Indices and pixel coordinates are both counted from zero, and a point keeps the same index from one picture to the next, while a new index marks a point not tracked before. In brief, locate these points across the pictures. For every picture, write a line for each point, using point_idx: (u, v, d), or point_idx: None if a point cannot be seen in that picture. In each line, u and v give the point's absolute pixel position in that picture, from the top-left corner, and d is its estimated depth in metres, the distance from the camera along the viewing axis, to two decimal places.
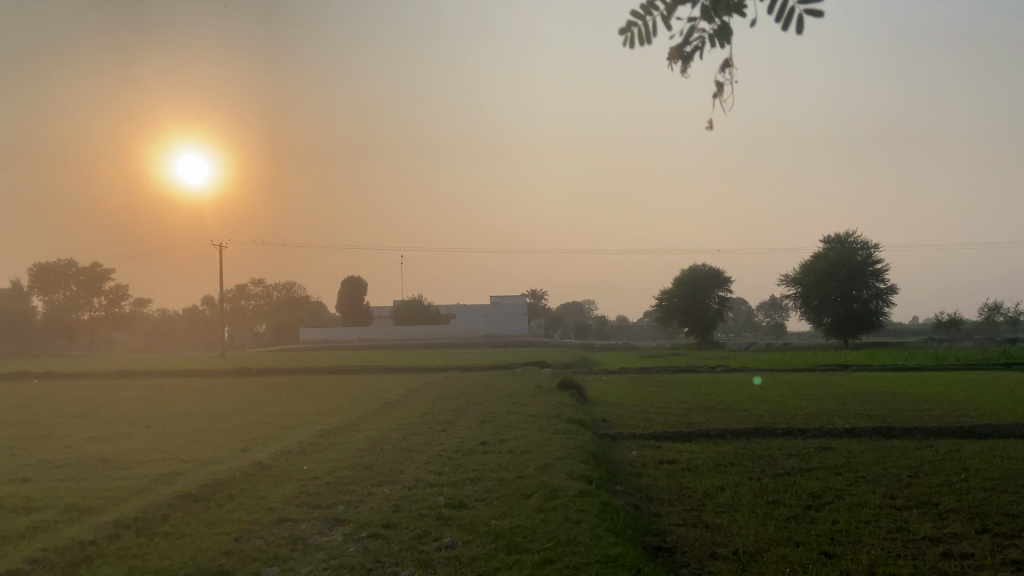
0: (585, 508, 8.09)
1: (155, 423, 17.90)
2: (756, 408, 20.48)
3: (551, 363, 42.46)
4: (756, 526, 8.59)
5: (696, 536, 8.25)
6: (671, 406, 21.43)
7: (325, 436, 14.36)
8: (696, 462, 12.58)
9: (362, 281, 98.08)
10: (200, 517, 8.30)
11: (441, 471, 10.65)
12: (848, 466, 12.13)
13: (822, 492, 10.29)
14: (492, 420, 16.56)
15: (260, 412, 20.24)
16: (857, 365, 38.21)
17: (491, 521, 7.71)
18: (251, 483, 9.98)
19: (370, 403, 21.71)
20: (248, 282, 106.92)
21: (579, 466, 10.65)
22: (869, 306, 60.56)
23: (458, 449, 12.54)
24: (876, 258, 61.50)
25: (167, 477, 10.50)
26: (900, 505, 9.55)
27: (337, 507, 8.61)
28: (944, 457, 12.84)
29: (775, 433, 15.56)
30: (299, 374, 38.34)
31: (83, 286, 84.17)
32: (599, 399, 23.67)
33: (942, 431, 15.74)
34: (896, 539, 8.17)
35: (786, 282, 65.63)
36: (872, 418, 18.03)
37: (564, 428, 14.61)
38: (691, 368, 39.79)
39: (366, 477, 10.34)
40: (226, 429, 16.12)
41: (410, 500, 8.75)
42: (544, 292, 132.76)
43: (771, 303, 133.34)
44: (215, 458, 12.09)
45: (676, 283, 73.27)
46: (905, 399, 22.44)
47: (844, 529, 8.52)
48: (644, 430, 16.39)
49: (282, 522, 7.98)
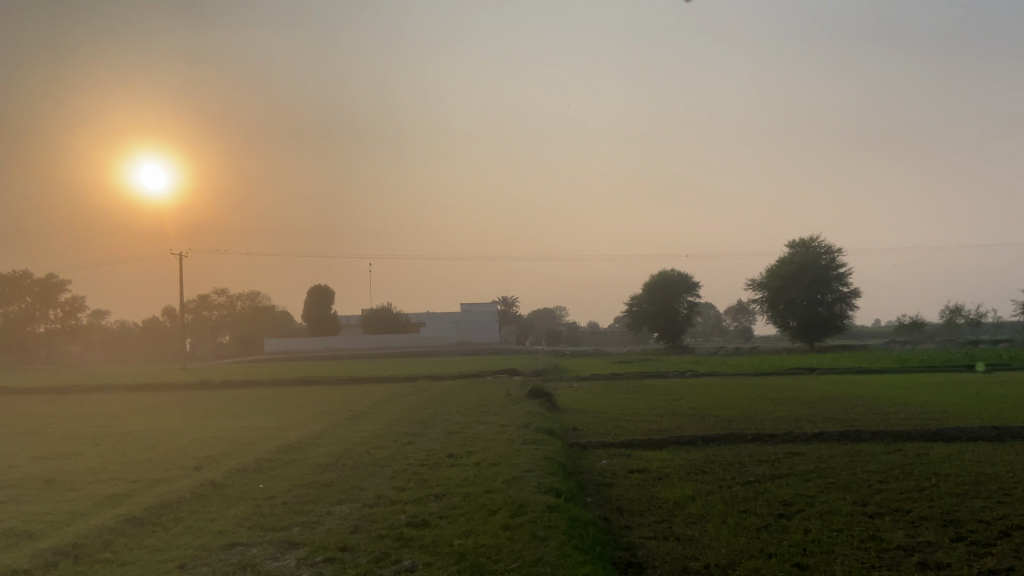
0: (552, 524, 7.78)
1: (106, 440, 17.25)
2: (726, 413, 20.39)
3: (521, 371, 42.13)
4: (727, 537, 8.35)
5: (667, 549, 7.99)
6: (641, 412, 21.22)
7: (284, 452, 13.91)
8: (667, 470, 12.34)
9: (329, 290, 97.10)
10: (144, 542, 7.84)
11: (404, 487, 10.29)
12: (818, 471, 11.99)
13: (794, 500, 10.10)
14: (459, 432, 16.19)
15: (219, 427, 19.65)
16: (825, 369, 38.49)
17: (454, 540, 7.36)
18: (202, 505, 9.53)
19: (335, 415, 21.26)
20: (211, 292, 105.40)
21: (548, 478, 10.36)
22: (834, 309, 61.28)
23: (423, 463, 12.18)
24: (839, 262, 62.31)
25: (113, 499, 10.00)
26: (873, 513, 9.39)
27: (292, 529, 8.21)
28: (914, 461, 12.77)
29: (745, 438, 15.43)
30: (264, 386, 37.61)
31: (38, 298, 82.22)
32: (569, 407, 23.39)
33: (911, 434, 15.72)
34: (870, 549, 7.99)
35: (753, 287, 66.13)
36: (842, 422, 17.96)
37: (532, 437, 14.31)
38: (661, 373, 39.80)
39: (325, 495, 9.95)
40: (181, 446, 15.56)
41: (369, 520, 8.37)
42: (515, 299, 132.45)
43: (739, 308, 134.39)
44: (167, 478, 11.58)
45: (645, 288, 73.41)
46: (873, 403, 22.53)
47: (816, 539, 8.32)
48: (613, 437, 16.19)
49: (232, 546, 7.58)
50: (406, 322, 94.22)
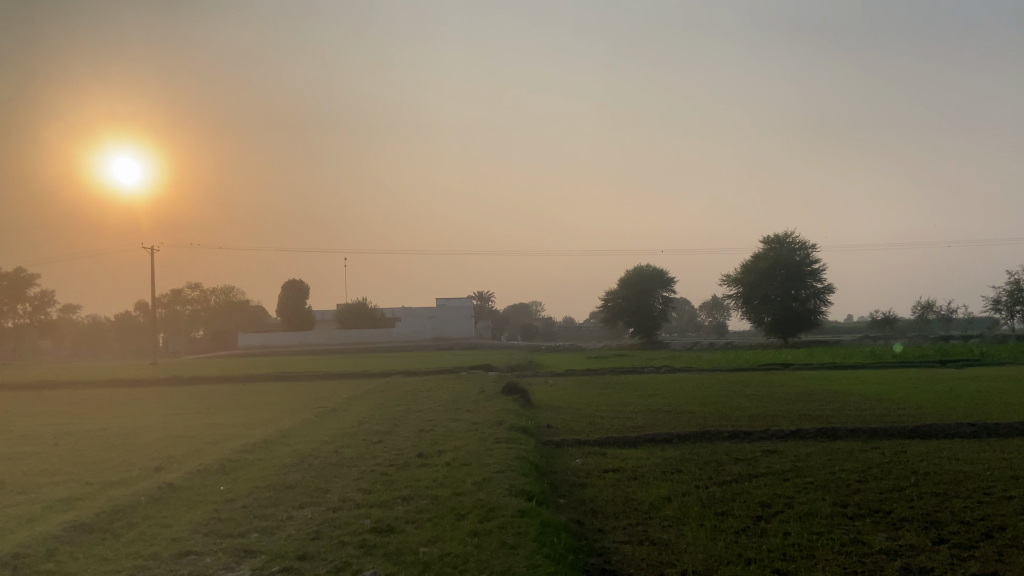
0: (523, 530, 7.42)
1: (66, 440, 16.67)
2: (702, 409, 20.26)
3: (496, 366, 41.84)
4: (704, 541, 8.08)
5: (643, 554, 7.70)
6: (616, 410, 21.00)
7: (249, 452, 13.42)
8: (642, 470, 12.06)
9: (304, 285, 96.12)
10: (91, 551, 7.36)
11: (371, 489, 9.88)
12: (795, 470, 11.79)
13: (771, 500, 9.87)
14: (431, 430, 15.81)
15: (185, 425, 19.08)
16: (800, 365, 38.67)
17: (420, 548, 7.00)
18: (156, 509, 9.03)
19: (306, 413, 20.81)
20: (184, 287, 103.97)
21: (520, 479, 10.02)
22: (807, 305, 61.75)
23: (392, 463, 11.78)
24: (813, 258, 62.67)
25: (64, 503, 9.48)
26: (852, 514, 9.19)
27: (249, 535, 7.78)
28: (892, 460, 12.62)
29: (721, 436, 15.20)
30: (235, 382, 36.89)
31: (6, 292, 80.39)
32: (544, 403, 23.09)
33: (887, 431, 15.63)
34: (851, 553, 7.78)
35: (728, 282, 66.44)
36: (818, 419, 17.85)
37: (506, 435, 13.96)
38: (636, 368, 39.80)
39: (287, 498, 9.52)
40: (143, 446, 15.01)
41: (332, 525, 7.98)
42: (491, 294, 131.85)
43: (714, 303, 135.06)
44: (123, 480, 11.07)
45: (620, 284, 73.45)
46: (847, 399, 22.54)
47: (796, 542, 8.08)
48: (588, 435, 15.95)
49: (184, 555, 7.14)
50: (381, 317, 93.54)
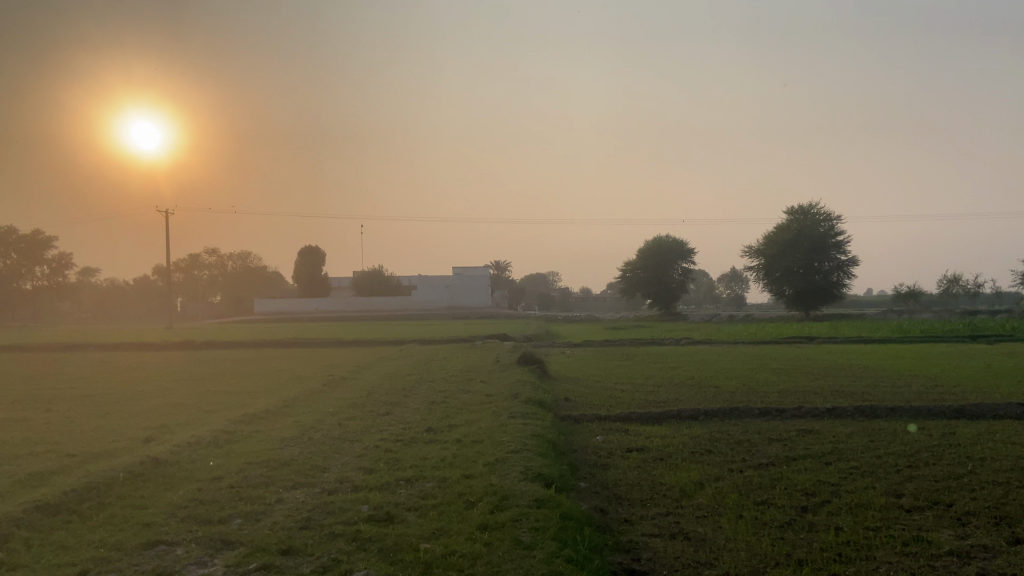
0: (542, 526, 6.46)
1: (61, 406, 15.99)
2: (727, 384, 19.28)
3: (511, 335, 40.87)
4: (746, 537, 7.09)
5: (677, 551, 6.77)
6: (637, 382, 20.07)
7: (246, 423, 12.56)
8: (669, 449, 11.09)
9: (320, 251, 95.44)
10: (51, 538, 6.48)
11: (373, 468, 8.98)
12: (836, 453, 10.77)
13: (816, 488, 8.85)
14: (443, 402, 14.88)
15: (187, 392, 18.30)
16: (824, 338, 37.49)
17: (421, 544, 6.06)
18: (134, 488, 8.18)
19: (314, 380, 20.02)
20: (201, 252, 103.56)
21: (537, 461, 9.06)
22: (831, 278, 60.10)
23: (398, 439, 10.86)
24: (838, 230, 60.90)
25: (35, 478, 8.64)
26: (910, 506, 8.19)
27: (231, 523, 6.89)
28: (941, 443, 11.55)
29: (752, 413, 14.14)
30: (248, 347, 36.40)
31: (24, 254, 79.90)
32: (561, 375, 22.16)
33: (931, 411, 14.51)
34: (916, 554, 6.80)
35: (750, 254, 64.78)
36: (854, 397, 16.74)
37: (521, 410, 13.00)
38: (655, 340, 38.76)
39: (282, 477, 8.63)
40: (139, 414, 14.25)
41: (324, 513, 7.06)
42: (507, 263, 130.22)
43: (732, 275, 132.23)
44: (107, 452, 10.25)
45: (639, 254, 72.14)
46: (882, 374, 21.41)
47: (850, 541, 7.08)
48: (609, 409, 15.02)
49: (152, 546, 6.23)
50: (397, 285, 92.81)
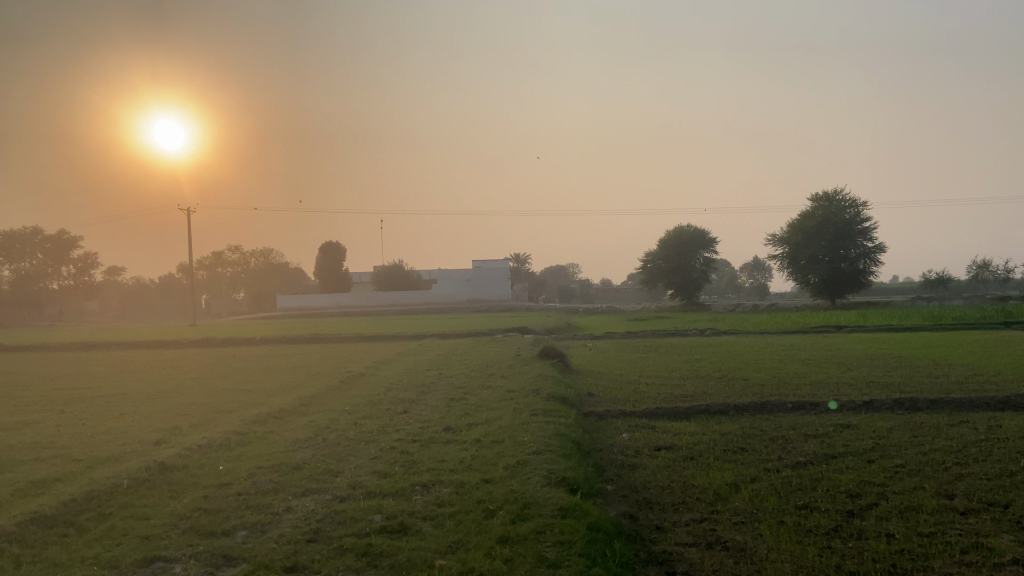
0: (567, 538, 5.97)
1: (75, 407, 15.71)
2: (755, 376, 18.64)
3: (533, 328, 40.40)
4: (790, 547, 6.53)
5: (715, 563, 6.23)
6: (661, 375, 19.48)
7: (259, 424, 12.13)
8: (700, 448, 10.50)
9: (340, 247, 95.56)
10: (42, 556, 6.06)
11: (388, 471, 8.54)
12: (878, 450, 10.15)
13: (861, 489, 8.26)
14: (461, 399, 14.39)
15: (203, 391, 17.96)
16: (853, 327, 36.65)
17: (436, 560, 5.56)
18: (138, 497, 7.77)
19: (332, 377, 19.62)
20: (223, 249, 104.16)
21: (560, 463, 8.53)
22: (857, 266, 58.87)
23: (415, 439, 10.39)
24: (864, 216, 59.62)
25: (36, 486, 8.25)
26: (965, 509, 7.57)
27: (235, 535, 6.45)
28: (989, 437, 10.86)
29: (784, 408, 13.49)
30: (268, 343, 36.20)
31: (49, 254, 80.51)
32: (584, 368, 21.64)
33: (974, 403, 13.76)
34: (977, 564, 6.20)
35: (774, 242, 63.74)
36: (891, 388, 15.99)
37: (543, 406, 12.49)
38: (679, 330, 38.08)
39: (291, 482, 8.20)
40: (152, 415, 13.91)
41: (335, 523, 6.61)
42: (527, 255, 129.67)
43: (755, 265, 130.96)
44: (115, 457, 9.88)
45: (661, 245, 71.25)
46: (917, 364, 20.60)
47: (904, 549, 6.50)
48: (634, 404, 14.48)
49: (150, 563, 5.80)
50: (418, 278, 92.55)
